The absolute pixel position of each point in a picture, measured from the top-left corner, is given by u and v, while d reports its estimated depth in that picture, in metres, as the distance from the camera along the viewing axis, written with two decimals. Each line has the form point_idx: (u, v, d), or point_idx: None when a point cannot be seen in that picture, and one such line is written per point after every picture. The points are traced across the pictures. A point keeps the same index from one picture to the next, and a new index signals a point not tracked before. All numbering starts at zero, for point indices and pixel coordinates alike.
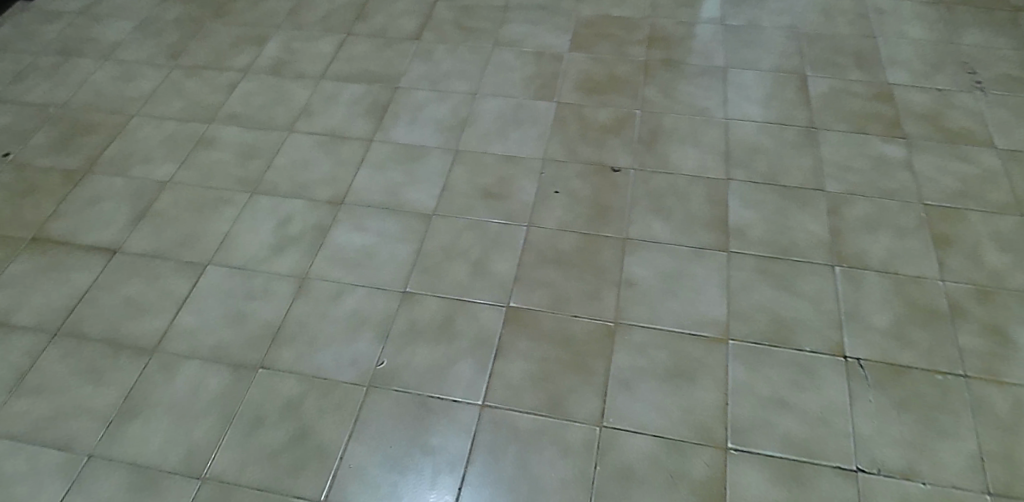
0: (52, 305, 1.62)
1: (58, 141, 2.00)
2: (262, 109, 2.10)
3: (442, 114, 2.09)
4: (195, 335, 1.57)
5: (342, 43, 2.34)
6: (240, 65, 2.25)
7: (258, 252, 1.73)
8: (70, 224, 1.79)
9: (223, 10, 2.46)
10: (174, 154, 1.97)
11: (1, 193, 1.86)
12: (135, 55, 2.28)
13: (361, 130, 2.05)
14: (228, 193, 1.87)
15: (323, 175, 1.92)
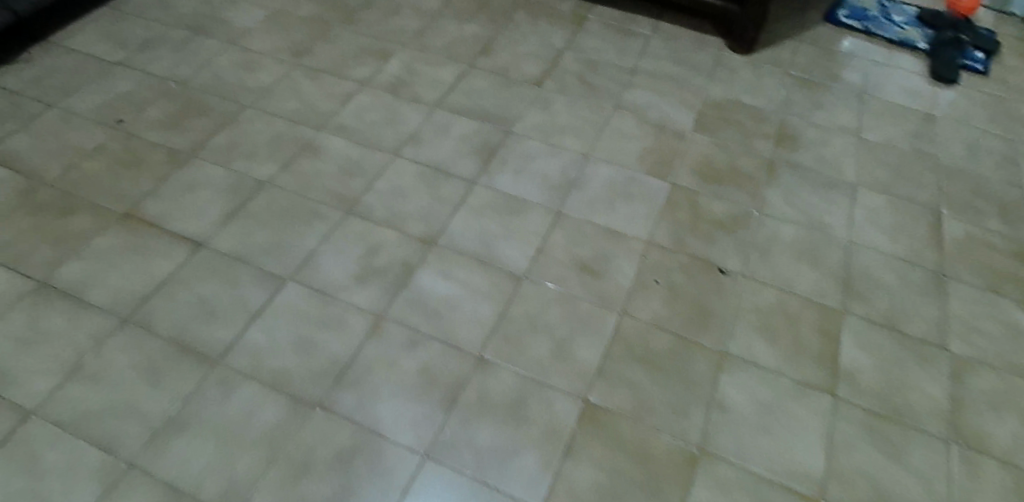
0: (128, 289, 1.61)
1: (169, 118, 2.03)
2: (372, 127, 2.05)
3: (550, 168, 1.97)
4: (259, 355, 1.50)
5: (463, 75, 2.27)
6: (360, 77, 2.22)
7: (340, 279, 1.66)
8: (163, 208, 1.78)
9: (354, 17, 2.45)
10: (277, 156, 1.94)
11: (106, 161, 1.90)
12: (261, 46, 2.29)
13: (467, 169, 1.95)
14: (322, 207, 1.82)
15: (419, 210, 1.84)
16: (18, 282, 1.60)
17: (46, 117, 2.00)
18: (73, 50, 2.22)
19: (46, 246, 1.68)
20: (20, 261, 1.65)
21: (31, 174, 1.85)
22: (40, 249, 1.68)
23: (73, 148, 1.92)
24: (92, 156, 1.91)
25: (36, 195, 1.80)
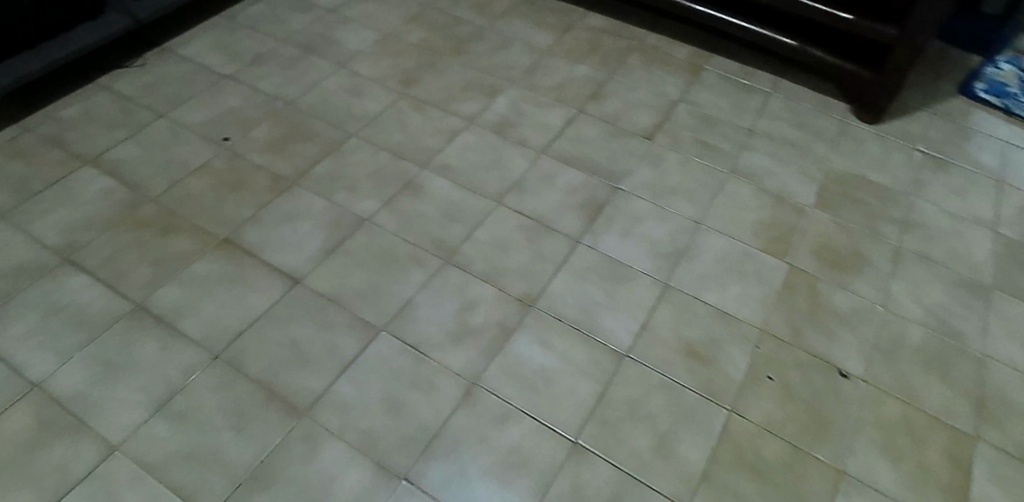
0: (221, 323, 1.59)
1: (274, 141, 2.00)
2: (475, 169, 1.98)
3: (659, 235, 1.82)
4: (347, 411, 1.45)
5: (571, 120, 2.16)
6: (466, 113, 2.16)
7: (434, 335, 1.59)
8: (261, 237, 1.76)
9: (464, 48, 2.39)
10: (378, 192, 1.90)
11: (209, 181, 1.88)
12: (369, 71, 2.26)
13: (570, 226, 1.84)
14: (419, 253, 1.76)
15: (519, 265, 1.74)
16: (116, 303, 1.60)
17: (154, 127, 2.00)
18: (186, 59, 2.23)
19: (145, 267, 1.68)
20: (120, 281, 1.64)
21: (136, 187, 1.85)
22: (139, 270, 1.67)
23: (179, 164, 1.91)
24: (196, 174, 1.90)
25: (140, 211, 1.79)
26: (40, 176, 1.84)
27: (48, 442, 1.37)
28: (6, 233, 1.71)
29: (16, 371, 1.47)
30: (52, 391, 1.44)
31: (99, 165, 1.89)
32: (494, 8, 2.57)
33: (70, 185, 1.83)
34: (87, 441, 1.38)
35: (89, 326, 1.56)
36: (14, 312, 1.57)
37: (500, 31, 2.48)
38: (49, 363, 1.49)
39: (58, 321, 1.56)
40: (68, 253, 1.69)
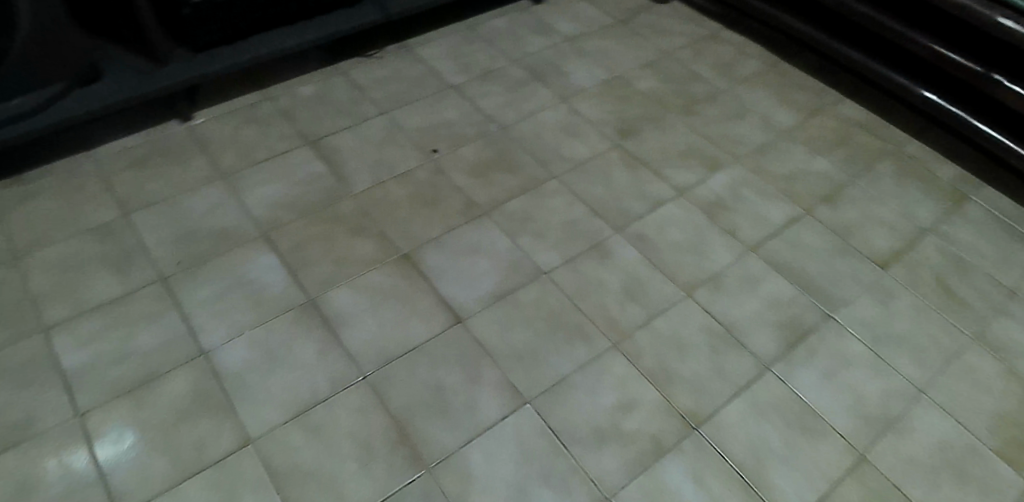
0: (378, 343, 1.57)
1: (478, 164, 1.96)
2: (673, 249, 1.78)
3: (869, 391, 1.54)
4: (471, 484, 1.38)
5: (795, 222, 1.86)
6: (677, 183, 1.95)
7: (581, 428, 1.46)
8: (439, 263, 1.73)
9: (695, 107, 2.19)
10: (564, 246, 1.78)
11: (407, 190, 1.88)
12: (589, 112, 2.15)
13: (763, 349, 1.59)
14: (589, 328, 1.62)
15: (694, 376, 1.55)
16: (292, 292, 1.64)
17: (374, 123, 2.04)
18: (422, 60, 2.26)
19: (327, 263, 1.70)
20: (302, 271, 1.68)
21: (342, 179, 1.89)
22: (321, 264, 1.70)
23: (385, 166, 1.93)
24: (397, 180, 1.90)
25: (338, 204, 1.83)
26: (266, 147, 1.95)
27: (197, 415, 1.43)
28: (223, 194, 1.82)
29: (192, 334, 1.55)
30: (215, 364, 1.51)
31: (317, 148, 1.96)
32: (740, 69, 2.33)
33: (287, 162, 1.92)
34: (229, 426, 1.42)
35: (264, 308, 1.61)
36: (207, 273, 1.65)
37: (738, 96, 2.23)
38: (221, 335, 1.55)
39: (239, 294, 1.62)
40: (267, 229, 1.76)
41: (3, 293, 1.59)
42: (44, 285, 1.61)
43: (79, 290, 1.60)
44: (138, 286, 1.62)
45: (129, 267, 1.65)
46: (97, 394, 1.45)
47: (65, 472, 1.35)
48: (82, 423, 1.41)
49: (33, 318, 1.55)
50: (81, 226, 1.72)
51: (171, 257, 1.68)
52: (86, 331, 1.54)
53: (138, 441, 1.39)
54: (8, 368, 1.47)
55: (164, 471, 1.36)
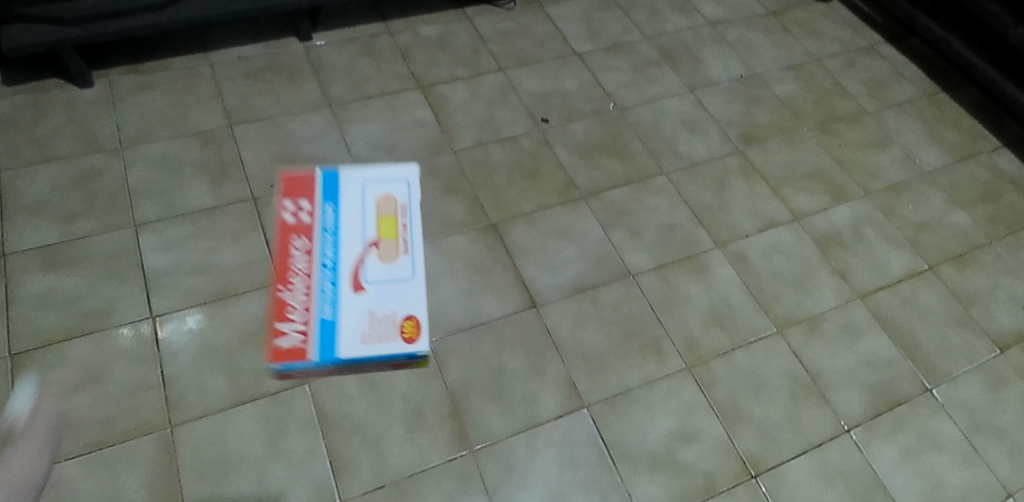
0: (448, 311, 1.53)
1: (587, 143, 1.87)
2: (773, 279, 1.66)
3: (953, 481, 1.40)
4: (509, 476, 1.34)
5: (915, 275, 1.69)
6: (794, 206, 1.80)
7: (634, 447, 1.39)
8: (525, 240, 1.66)
9: (832, 126, 2.00)
10: (658, 250, 1.68)
11: (509, 156, 1.81)
12: (715, 108, 2.00)
13: (847, 408, 1.47)
14: (666, 344, 1.53)
15: (766, 420, 1.45)
16: None
17: (489, 79, 1.97)
18: (551, 20, 2.15)
19: (414, 216, 1.67)
20: None
21: (446, 131, 1.84)
22: (409, 215, 1.67)
23: (491, 127, 1.87)
24: (501, 144, 1.84)
25: (437, 157, 1.78)
26: (377, 82, 1.91)
27: (262, 342, 1.44)
28: (327, 124, 1.80)
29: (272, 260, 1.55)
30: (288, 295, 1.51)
31: (428, 94, 1.91)
32: (892, 92, 2.11)
33: (395, 102, 1.88)
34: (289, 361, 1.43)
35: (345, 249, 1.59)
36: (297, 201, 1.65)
37: (883, 123, 2.02)
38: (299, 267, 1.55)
39: None
40: (363, 168, 1.73)
41: (105, 179, 1.62)
42: (143, 180, 1.63)
43: (174, 192, 1.62)
44: (229, 201, 1.63)
45: (225, 179, 1.66)
46: (173, 300, 1.47)
47: (130, 368, 1.38)
48: (155, 324, 1.44)
49: (128, 211, 1.58)
50: (187, 128, 1.74)
51: (266, 179, 1.68)
52: (173, 234, 1.56)
53: (202, 354, 1.41)
54: (97, 254, 1.51)
55: (221, 390, 1.38)
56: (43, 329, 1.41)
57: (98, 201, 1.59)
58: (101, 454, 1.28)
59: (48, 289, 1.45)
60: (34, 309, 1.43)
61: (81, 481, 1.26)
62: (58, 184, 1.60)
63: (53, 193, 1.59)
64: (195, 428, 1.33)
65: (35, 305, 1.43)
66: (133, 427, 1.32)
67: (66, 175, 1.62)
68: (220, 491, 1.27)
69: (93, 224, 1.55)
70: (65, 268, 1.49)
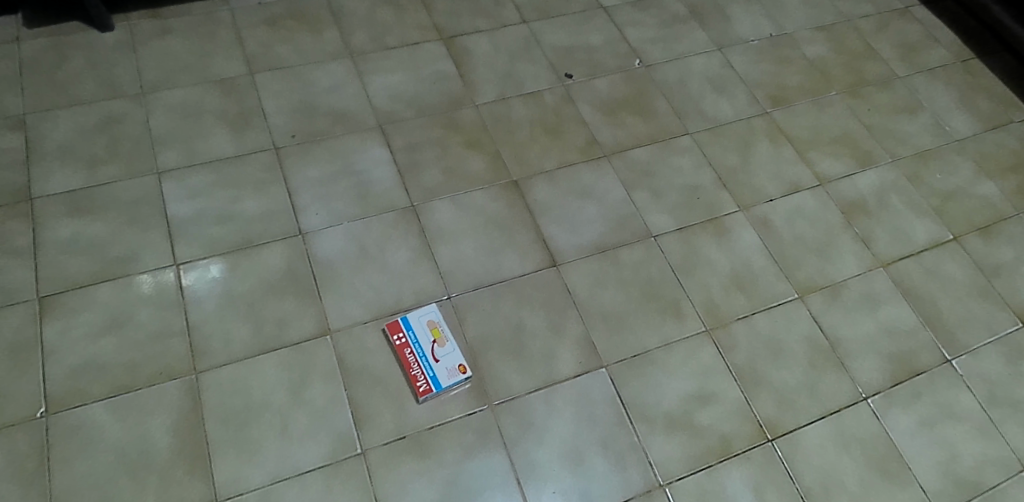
0: (468, 267, 1.53)
1: (611, 100, 1.84)
2: (796, 244, 1.65)
3: (967, 451, 1.41)
4: (528, 432, 1.36)
5: (939, 245, 1.68)
6: (819, 171, 1.78)
7: (652, 407, 1.41)
8: (547, 198, 1.65)
9: (861, 90, 1.96)
10: (681, 212, 1.67)
11: (532, 112, 1.79)
12: (743, 68, 1.95)
13: (865, 376, 1.48)
14: (686, 307, 1.53)
15: (783, 385, 1.46)
16: (396, 193, 1.61)
17: (513, 32, 1.93)
18: None
19: (436, 171, 1.66)
20: (410, 173, 1.64)
21: (468, 85, 1.81)
22: (430, 170, 1.66)
23: (514, 81, 1.83)
24: (524, 99, 1.81)
25: (459, 111, 1.76)
26: (399, 33, 1.88)
27: (284, 293, 1.45)
28: (348, 74, 1.77)
29: (294, 212, 1.55)
30: (310, 247, 1.51)
31: (449, 46, 1.87)
32: (924, 56, 2.06)
33: (417, 53, 1.84)
34: (312, 312, 1.43)
35: (366, 202, 1.59)
36: (318, 153, 1.64)
37: (914, 88, 1.98)
38: (321, 220, 1.55)
39: (344, 183, 1.60)
40: (383, 120, 1.71)
41: (126, 125, 1.61)
42: (164, 127, 1.62)
43: (195, 140, 1.61)
44: (251, 150, 1.62)
45: (246, 128, 1.65)
46: (195, 248, 1.47)
47: (155, 315, 1.39)
48: (178, 272, 1.44)
49: (150, 158, 1.57)
50: (208, 75, 1.72)
51: (287, 128, 1.66)
52: (195, 182, 1.56)
53: (225, 303, 1.42)
54: (120, 201, 1.51)
55: (244, 339, 1.39)
56: (69, 274, 1.41)
57: (120, 147, 1.58)
58: (128, 398, 1.31)
59: (72, 234, 1.46)
60: (60, 254, 1.43)
61: (109, 424, 1.28)
62: (79, 129, 1.59)
63: (75, 138, 1.58)
64: (219, 375, 1.34)
65: (60, 250, 1.44)
66: (159, 373, 1.34)
67: (87, 120, 1.60)
68: (245, 437, 1.29)
69: (116, 170, 1.55)
70: (89, 214, 1.48)
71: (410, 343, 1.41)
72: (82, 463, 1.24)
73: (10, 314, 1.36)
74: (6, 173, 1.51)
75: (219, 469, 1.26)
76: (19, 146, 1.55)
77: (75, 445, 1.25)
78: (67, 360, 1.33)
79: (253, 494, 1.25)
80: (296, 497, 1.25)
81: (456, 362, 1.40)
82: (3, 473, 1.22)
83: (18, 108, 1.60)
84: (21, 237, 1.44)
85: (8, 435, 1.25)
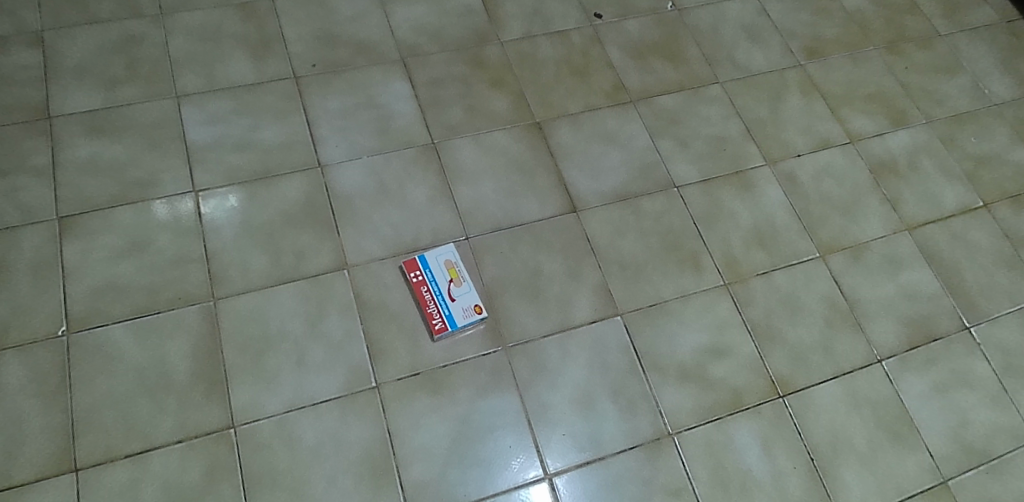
0: (488, 209, 1.51)
1: (641, 44, 1.78)
2: (821, 202, 1.62)
3: (977, 418, 1.42)
4: (541, 376, 1.37)
5: (968, 211, 1.64)
6: (851, 128, 1.73)
7: (665, 357, 1.41)
8: (571, 142, 1.62)
9: (900, 46, 1.89)
10: (706, 163, 1.63)
11: (559, 53, 1.73)
12: (779, 17, 1.88)
13: (881, 338, 1.47)
14: (705, 260, 1.52)
15: (798, 343, 1.45)
16: (417, 129, 1.58)
17: None
18: None
19: (458, 108, 1.62)
20: (432, 109, 1.61)
21: (494, 21, 1.75)
22: (452, 107, 1.62)
23: (542, 19, 1.77)
24: (551, 38, 1.75)
25: (484, 48, 1.71)
26: None
27: (302, 225, 1.44)
28: (371, 3, 1.72)
29: (313, 143, 1.53)
30: (329, 180, 1.49)
31: None
32: (969, 14, 1.97)
33: None
34: (329, 245, 1.43)
35: (387, 137, 1.56)
36: (339, 84, 1.60)
37: (956, 46, 1.90)
38: (341, 153, 1.52)
39: (365, 116, 1.57)
40: (407, 53, 1.67)
41: (145, 45, 1.57)
42: (184, 50, 1.58)
43: (215, 65, 1.58)
44: (271, 78, 1.58)
45: (266, 55, 1.61)
46: (214, 175, 1.46)
47: (174, 240, 1.39)
48: (197, 199, 1.43)
49: (169, 81, 1.54)
50: None
51: (308, 57, 1.62)
52: (215, 108, 1.53)
53: (244, 232, 1.42)
54: (139, 123, 1.49)
55: (262, 269, 1.39)
56: (88, 195, 1.41)
57: (138, 68, 1.55)
58: (146, 321, 1.31)
59: (90, 155, 1.44)
60: (79, 175, 1.42)
61: (128, 345, 1.29)
62: (98, 48, 1.55)
63: (93, 57, 1.54)
64: (237, 303, 1.35)
65: (79, 170, 1.42)
66: (177, 298, 1.34)
67: (105, 38, 1.57)
68: (261, 365, 1.31)
69: (134, 92, 1.52)
70: (108, 135, 1.47)
71: (427, 281, 1.41)
72: (101, 381, 1.26)
73: (30, 232, 1.36)
74: (24, 90, 1.48)
75: (235, 395, 1.28)
76: (37, 62, 1.52)
77: (94, 364, 1.27)
78: (87, 281, 1.33)
79: (268, 421, 1.27)
80: (310, 425, 1.27)
81: (472, 303, 1.40)
82: (25, 388, 1.24)
83: (36, 23, 1.56)
84: (41, 156, 1.43)
85: (30, 351, 1.26)
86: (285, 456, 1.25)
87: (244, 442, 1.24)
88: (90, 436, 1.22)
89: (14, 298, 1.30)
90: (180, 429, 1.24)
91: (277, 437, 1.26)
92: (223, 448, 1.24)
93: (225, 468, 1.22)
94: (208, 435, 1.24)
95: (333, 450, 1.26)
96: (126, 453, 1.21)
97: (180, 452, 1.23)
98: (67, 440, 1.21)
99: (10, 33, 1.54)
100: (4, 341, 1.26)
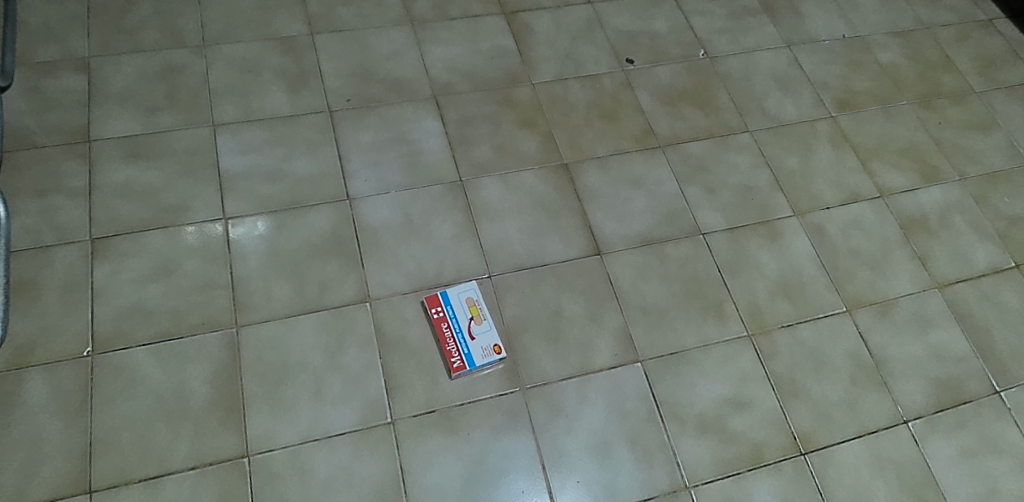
0: (512, 248, 1.52)
1: (671, 90, 1.79)
2: (850, 256, 1.60)
3: (1007, 486, 1.37)
4: (557, 419, 1.35)
5: (1000, 272, 1.61)
6: (882, 182, 1.72)
7: (685, 407, 1.39)
8: (598, 185, 1.62)
9: (933, 102, 1.87)
10: (733, 212, 1.62)
11: (589, 96, 1.75)
12: (811, 69, 1.88)
13: (908, 398, 1.44)
14: (729, 309, 1.50)
15: (822, 399, 1.42)
16: (445, 166, 1.60)
17: (577, 12, 1.89)
18: None
19: (487, 146, 1.64)
20: (461, 147, 1.63)
21: (527, 62, 1.78)
22: (481, 145, 1.64)
23: (574, 62, 1.80)
24: (582, 82, 1.77)
25: (516, 89, 1.73)
26: (461, 4, 1.85)
27: (328, 257, 1.46)
28: (406, 41, 1.76)
29: (344, 176, 1.55)
30: (356, 213, 1.51)
31: (511, 21, 1.84)
32: (1005, 72, 1.95)
33: (478, 26, 1.81)
34: (354, 278, 1.44)
35: (415, 172, 1.58)
36: (371, 118, 1.63)
37: (990, 105, 1.88)
38: (369, 186, 1.54)
39: (394, 151, 1.60)
40: (439, 91, 1.70)
41: (186, 75, 1.62)
42: (223, 81, 1.63)
43: (253, 96, 1.62)
44: (306, 111, 1.62)
45: (303, 88, 1.65)
46: (244, 204, 1.49)
47: (202, 266, 1.41)
48: (227, 225, 1.46)
49: (206, 110, 1.58)
50: (269, 32, 1.72)
51: (342, 92, 1.66)
52: (249, 138, 1.56)
53: (270, 261, 1.43)
54: (175, 150, 1.53)
55: (286, 298, 1.40)
56: (122, 218, 1.44)
57: (178, 96, 1.59)
58: (169, 345, 1.33)
59: (127, 179, 1.48)
60: (114, 198, 1.46)
61: (151, 369, 1.31)
62: (141, 76, 1.60)
63: (136, 84, 1.59)
64: (259, 331, 1.36)
65: (114, 193, 1.46)
66: (201, 323, 1.36)
67: (148, 68, 1.62)
68: (278, 395, 1.31)
69: (173, 119, 1.56)
70: (144, 160, 1.50)
71: (447, 317, 1.41)
72: (122, 404, 1.27)
73: (64, 253, 1.39)
74: (68, 114, 1.53)
75: (251, 424, 1.28)
76: (82, 88, 1.57)
77: (117, 386, 1.28)
78: (114, 302, 1.36)
79: (282, 451, 1.27)
80: (324, 458, 1.27)
81: (492, 343, 1.39)
82: (48, 406, 1.25)
83: (84, 50, 1.62)
84: (78, 178, 1.47)
85: (54, 370, 1.28)
86: (296, 488, 1.24)
87: (256, 473, 1.24)
88: (106, 458, 1.22)
89: (43, 316, 1.33)
90: (194, 456, 1.25)
91: (290, 469, 1.25)
92: (236, 478, 1.24)
93: (236, 498, 1.22)
94: (220, 463, 1.24)
95: (344, 485, 1.25)
96: (140, 477, 1.22)
97: (192, 479, 1.23)
98: (84, 461, 1.22)
99: (59, 58, 1.60)
100: (31, 358, 1.29)
